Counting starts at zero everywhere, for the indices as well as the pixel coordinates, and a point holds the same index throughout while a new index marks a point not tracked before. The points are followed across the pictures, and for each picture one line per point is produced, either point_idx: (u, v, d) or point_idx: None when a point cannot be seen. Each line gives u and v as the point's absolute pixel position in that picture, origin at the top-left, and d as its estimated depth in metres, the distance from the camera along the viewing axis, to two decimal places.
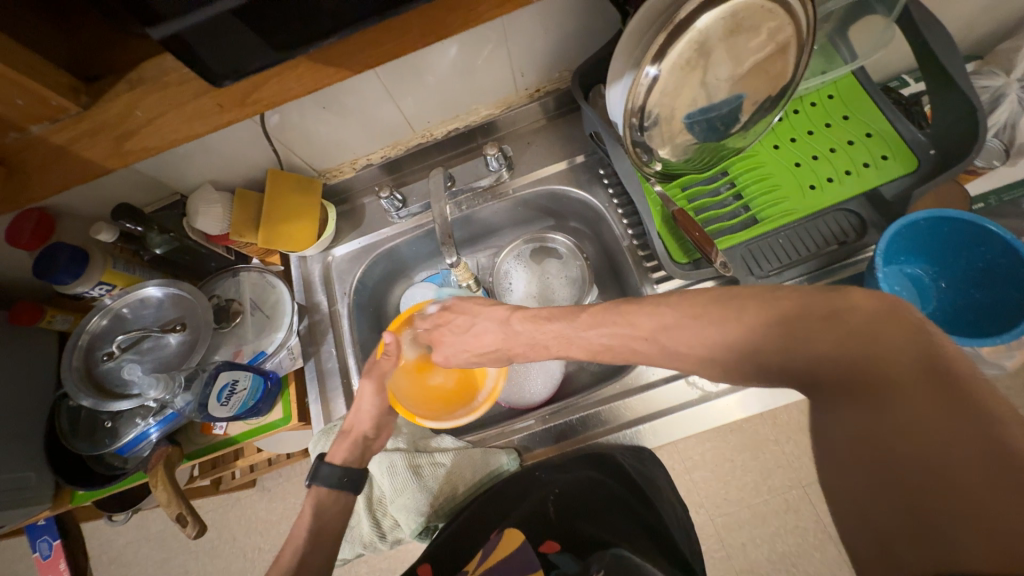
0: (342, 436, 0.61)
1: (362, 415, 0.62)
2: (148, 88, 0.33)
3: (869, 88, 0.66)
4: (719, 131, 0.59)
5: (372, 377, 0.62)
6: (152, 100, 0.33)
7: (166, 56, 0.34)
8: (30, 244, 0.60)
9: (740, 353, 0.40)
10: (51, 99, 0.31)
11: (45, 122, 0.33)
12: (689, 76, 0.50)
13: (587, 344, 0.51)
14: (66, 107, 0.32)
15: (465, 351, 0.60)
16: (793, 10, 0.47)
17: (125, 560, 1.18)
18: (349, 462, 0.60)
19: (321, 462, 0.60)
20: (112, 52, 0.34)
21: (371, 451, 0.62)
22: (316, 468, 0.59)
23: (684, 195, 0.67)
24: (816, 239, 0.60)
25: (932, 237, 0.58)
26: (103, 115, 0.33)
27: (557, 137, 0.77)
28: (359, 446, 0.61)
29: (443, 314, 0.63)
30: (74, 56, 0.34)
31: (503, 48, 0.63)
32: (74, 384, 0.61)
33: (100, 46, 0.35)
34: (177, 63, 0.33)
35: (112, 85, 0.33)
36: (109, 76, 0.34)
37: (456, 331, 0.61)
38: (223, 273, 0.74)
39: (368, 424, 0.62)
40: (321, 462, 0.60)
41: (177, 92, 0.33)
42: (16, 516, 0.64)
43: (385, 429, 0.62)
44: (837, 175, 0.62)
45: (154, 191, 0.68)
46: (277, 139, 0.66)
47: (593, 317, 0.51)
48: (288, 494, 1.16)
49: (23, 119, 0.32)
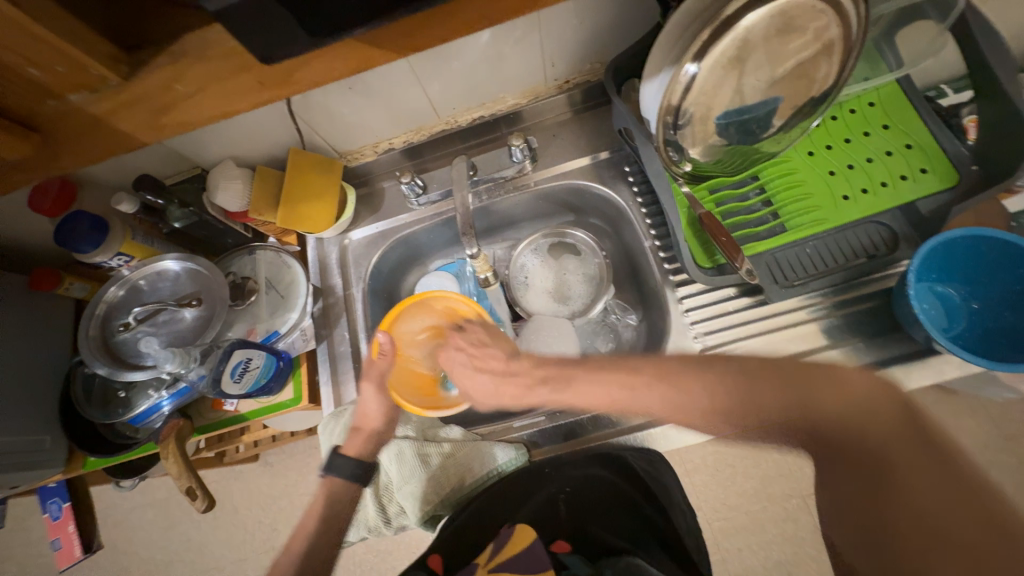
0: (354, 433, 0.62)
1: (370, 415, 0.62)
2: (190, 62, 0.31)
3: (913, 97, 0.63)
4: (753, 133, 0.57)
5: (372, 378, 0.62)
6: (194, 73, 0.32)
7: (207, 24, 0.31)
8: (52, 210, 0.61)
9: None
10: (92, 69, 0.30)
11: (84, 92, 0.32)
12: (729, 77, 0.48)
13: None
14: (107, 77, 0.31)
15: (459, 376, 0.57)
16: (842, 10, 0.45)
17: (129, 524, 1.20)
18: (363, 454, 0.62)
19: (334, 454, 0.61)
20: (150, 19, 0.33)
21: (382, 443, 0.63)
22: (330, 459, 0.61)
23: (711, 198, 0.65)
24: (845, 252, 0.59)
25: (966, 256, 0.56)
26: (142, 87, 0.32)
27: (584, 131, 0.75)
28: (372, 440, 0.63)
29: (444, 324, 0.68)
30: (112, 24, 0.33)
31: (535, 36, 0.61)
32: (91, 351, 0.61)
33: (139, 12, 0.33)
34: (220, 35, 0.31)
35: (154, 57, 0.32)
36: (150, 45, 0.32)
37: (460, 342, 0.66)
38: (240, 250, 0.74)
39: (378, 421, 0.62)
40: (333, 454, 0.61)
41: (219, 67, 0.32)
42: (29, 478, 0.65)
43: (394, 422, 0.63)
44: (871, 186, 0.60)
45: (175, 164, 0.68)
46: (301, 118, 0.65)
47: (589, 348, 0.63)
48: (290, 470, 1.18)
49: (60, 87, 0.31)
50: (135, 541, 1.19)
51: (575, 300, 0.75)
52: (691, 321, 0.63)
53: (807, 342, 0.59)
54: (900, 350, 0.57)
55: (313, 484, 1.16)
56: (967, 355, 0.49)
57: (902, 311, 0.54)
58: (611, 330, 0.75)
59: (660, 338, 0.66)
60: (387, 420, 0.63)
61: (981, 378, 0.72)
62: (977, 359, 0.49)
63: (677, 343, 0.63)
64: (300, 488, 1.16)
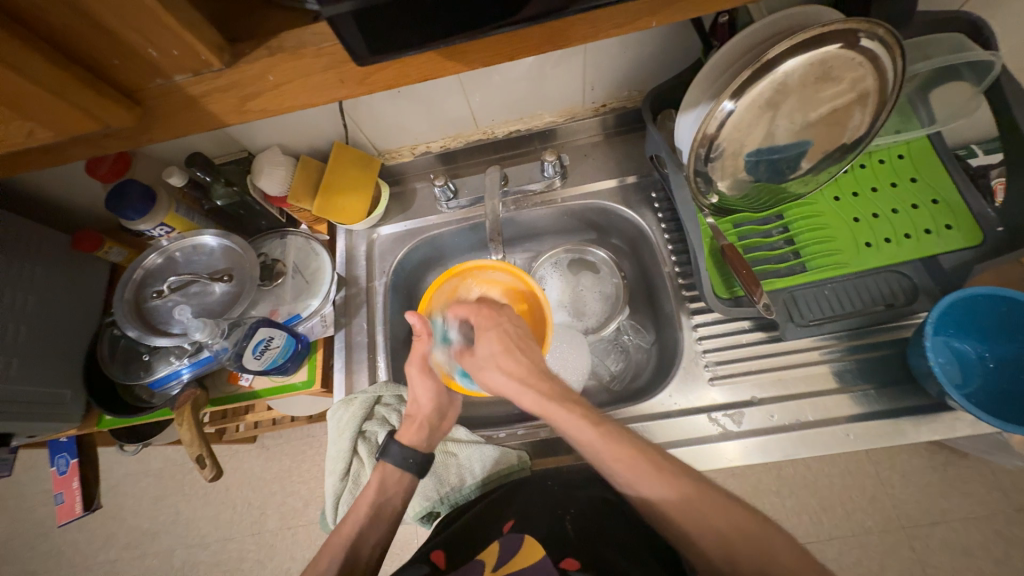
0: (408, 420, 0.62)
1: (421, 400, 0.62)
2: (285, 57, 0.33)
3: (944, 154, 0.64)
4: (782, 173, 0.58)
5: (417, 365, 0.62)
6: (284, 69, 0.33)
7: (306, 27, 0.33)
8: (105, 176, 0.64)
9: None
10: (200, 55, 0.31)
11: (188, 74, 0.33)
12: (764, 116, 0.50)
13: None
14: (210, 63, 0.32)
15: (489, 381, 0.56)
16: (880, 63, 0.47)
17: (123, 490, 1.22)
18: (418, 443, 0.61)
19: (390, 440, 0.60)
20: (253, 18, 0.35)
21: (439, 428, 0.63)
22: (385, 445, 0.60)
23: (735, 231, 0.66)
24: (863, 298, 0.60)
25: (987, 315, 0.56)
26: (240, 75, 0.33)
27: (615, 154, 0.77)
28: (427, 427, 0.62)
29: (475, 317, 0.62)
30: (217, 18, 0.35)
31: (580, 60, 0.64)
32: (123, 313, 0.64)
33: (242, 11, 0.35)
34: (317, 37, 0.32)
35: (253, 49, 0.33)
36: (250, 40, 0.34)
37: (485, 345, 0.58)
38: (272, 234, 0.76)
39: (431, 408, 0.62)
40: (389, 440, 0.60)
41: (307, 64, 0.33)
42: (47, 430, 0.67)
43: (446, 409, 0.63)
44: (895, 237, 0.61)
45: (225, 146, 0.71)
46: (349, 116, 0.69)
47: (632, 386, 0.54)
48: (286, 456, 1.19)
49: (169, 68, 0.32)
50: (127, 507, 1.20)
51: (589, 317, 0.76)
52: (704, 350, 0.64)
53: (817, 383, 0.60)
54: (911, 401, 0.57)
55: (308, 472, 1.17)
56: (980, 416, 0.49)
57: (918, 367, 0.55)
58: (623, 350, 0.76)
59: (671, 362, 0.67)
60: (436, 404, 0.63)
61: (993, 441, 0.71)
62: (992, 420, 0.49)
63: (689, 369, 0.63)
64: (294, 474, 1.18)
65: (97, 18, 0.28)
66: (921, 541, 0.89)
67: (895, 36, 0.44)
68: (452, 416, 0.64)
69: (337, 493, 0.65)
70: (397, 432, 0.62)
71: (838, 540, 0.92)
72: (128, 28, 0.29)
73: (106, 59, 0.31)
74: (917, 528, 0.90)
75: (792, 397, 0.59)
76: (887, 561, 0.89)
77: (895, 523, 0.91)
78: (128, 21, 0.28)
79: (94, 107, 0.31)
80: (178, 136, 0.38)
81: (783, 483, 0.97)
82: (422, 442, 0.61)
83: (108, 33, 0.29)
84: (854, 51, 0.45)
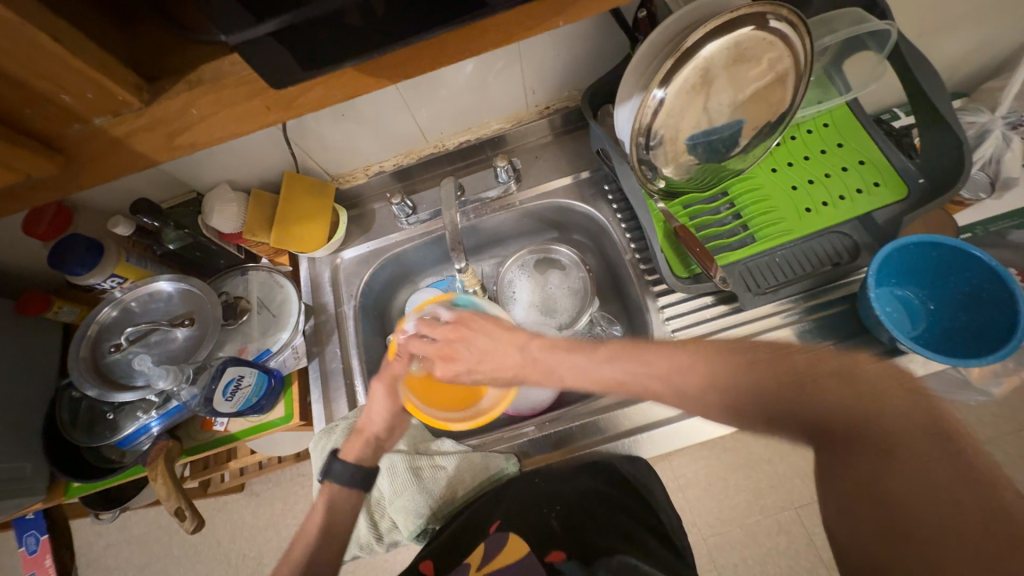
0: (357, 436, 0.62)
1: (375, 416, 0.63)
2: (207, 89, 0.33)
3: (863, 119, 0.69)
4: (720, 152, 0.61)
5: (383, 379, 0.64)
6: (209, 101, 0.33)
7: (227, 59, 0.33)
8: (46, 233, 0.62)
9: None
10: (117, 94, 0.31)
11: (107, 116, 0.33)
12: (693, 101, 0.53)
13: (602, 377, 0.59)
14: (129, 102, 0.32)
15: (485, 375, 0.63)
16: (790, 42, 0.50)
17: (105, 563, 1.15)
18: (362, 459, 0.62)
19: (333, 458, 0.61)
20: (173, 54, 0.35)
21: (383, 449, 0.64)
22: (329, 465, 0.61)
23: (686, 213, 0.69)
24: (810, 260, 0.63)
25: (919, 261, 0.61)
26: (162, 111, 0.33)
27: (564, 153, 0.80)
28: (373, 444, 0.62)
29: (456, 329, 0.64)
30: (137, 58, 0.35)
31: (516, 67, 0.66)
32: (80, 373, 0.61)
33: (161, 49, 0.35)
34: (237, 67, 0.33)
35: (174, 85, 0.33)
36: (170, 76, 0.34)
37: (474, 348, 0.63)
38: (232, 272, 0.75)
39: (381, 425, 0.63)
40: (332, 458, 0.61)
41: (232, 94, 0.33)
42: (8, 507, 0.63)
43: (398, 428, 0.64)
44: (831, 200, 0.65)
45: (171, 188, 0.70)
46: (296, 144, 0.69)
47: (611, 351, 0.59)
48: (277, 500, 1.15)
49: (88, 111, 0.32)
50: None
51: (561, 313, 0.78)
52: (673, 329, 0.66)
53: None
54: (869, 350, 0.60)
55: (302, 513, 1.13)
56: (927, 354, 0.52)
57: (867, 316, 0.58)
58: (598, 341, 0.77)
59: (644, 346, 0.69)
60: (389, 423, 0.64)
61: (951, 380, 0.76)
62: (938, 356, 0.52)
63: None
64: (287, 518, 1.14)
65: (6, 69, 0.28)
66: None
67: (797, 14, 0.48)
68: (403, 430, 0.65)
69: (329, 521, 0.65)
70: (341, 449, 0.63)
71: None
72: (39, 75, 0.29)
73: (18, 108, 0.30)
74: None
75: None
76: None
77: None
78: (37, 68, 0.28)
79: (13, 158, 0.31)
80: (109, 181, 0.37)
81: None
82: (368, 459, 0.62)
83: (16, 82, 0.28)
84: (765, 31, 0.48)
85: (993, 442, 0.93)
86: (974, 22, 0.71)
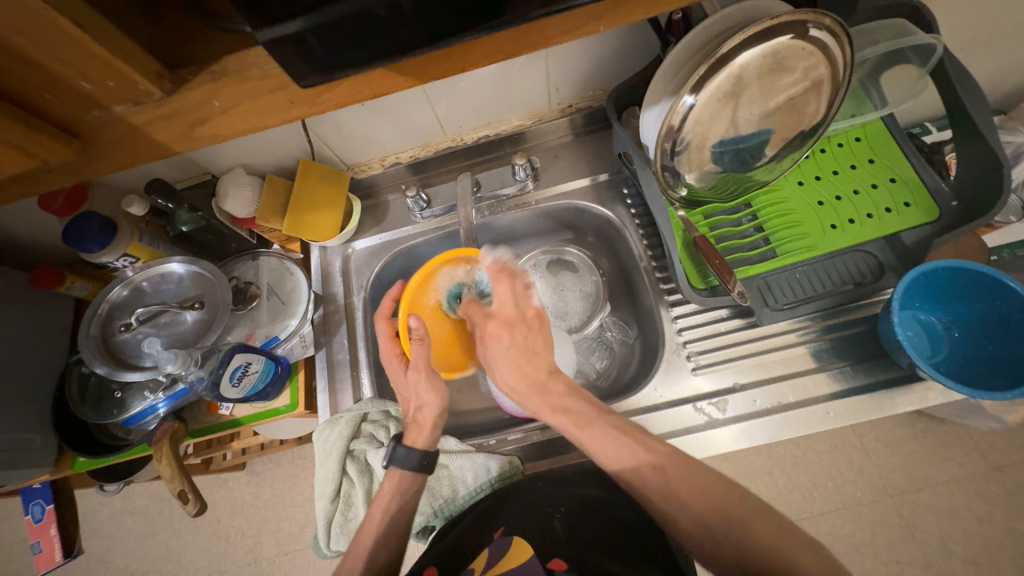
0: (416, 426, 0.61)
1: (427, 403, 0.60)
2: (230, 81, 0.32)
3: (897, 135, 0.67)
4: (746, 162, 0.60)
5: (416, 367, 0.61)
6: (231, 93, 0.33)
7: (250, 49, 0.32)
8: (61, 210, 0.62)
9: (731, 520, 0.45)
10: (138, 84, 0.31)
11: (127, 104, 0.32)
12: (723, 109, 0.51)
13: None
14: (150, 91, 0.31)
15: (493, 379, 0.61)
16: (830, 51, 0.48)
17: (108, 532, 1.17)
18: (429, 446, 0.60)
19: (398, 445, 0.60)
20: (193, 42, 0.34)
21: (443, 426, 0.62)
22: (393, 451, 0.59)
23: (706, 223, 0.67)
24: (833, 278, 0.62)
25: (948, 287, 0.59)
26: (183, 103, 0.32)
27: (584, 153, 0.78)
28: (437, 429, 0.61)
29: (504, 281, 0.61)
30: (159, 43, 0.34)
31: (541, 63, 0.64)
32: (90, 351, 0.61)
33: (183, 35, 0.34)
34: (261, 60, 0.32)
35: (195, 74, 0.32)
36: (191, 64, 0.33)
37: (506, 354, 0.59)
38: (243, 256, 0.75)
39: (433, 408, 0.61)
40: (397, 445, 0.60)
41: (254, 86, 0.32)
42: (17, 477, 0.64)
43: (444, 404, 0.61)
44: (858, 217, 0.63)
45: (187, 169, 0.69)
46: (313, 131, 0.68)
47: None
48: (277, 481, 1.17)
49: (107, 98, 0.31)
50: (113, 550, 1.16)
51: (572, 316, 0.77)
52: (685, 341, 0.65)
53: (797, 364, 0.61)
54: (884, 375, 0.59)
55: (301, 495, 1.14)
56: (947, 384, 0.51)
57: (888, 338, 0.56)
58: (607, 347, 0.76)
59: (654, 355, 0.68)
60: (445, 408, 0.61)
61: (966, 405, 0.74)
62: (959, 387, 0.50)
63: (671, 361, 0.64)
64: (286, 499, 1.15)
65: (26, 53, 0.27)
66: (909, 507, 0.92)
67: (840, 24, 0.45)
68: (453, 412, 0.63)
69: (328, 515, 0.64)
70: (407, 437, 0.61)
71: (832, 514, 0.94)
72: (59, 61, 0.28)
73: (38, 94, 0.30)
74: (904, 496, 0.93)
75: (773, 380, 0.60)
76: (879, 530, 0.92)
77: (883, 492, 0.93)
78: (58, 54, 0.27)
79: (32, 144, 0.30)
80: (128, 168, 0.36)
81: (775, 464, 0.99)
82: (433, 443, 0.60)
83: (36, 67, 0.28)
84: (806, 41, 0.46)
85: (1003, 469, 0.91)
86: (1021, 38, 0.68)
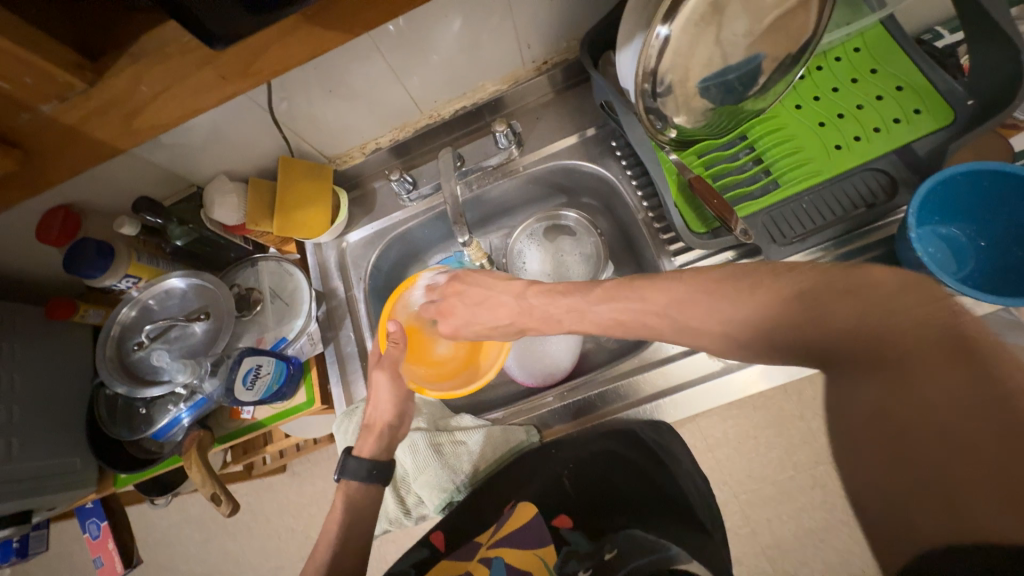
0: (367, 431, 0.62)
1: (381, 407, 0.62)
2: (152, 61, 0.37)
3: (899, 38, 0.61)
4: (737, 92, 0.56)
5: (384, 366, 0.63)
6: (157, 74, 0.38)
7: (166, 25, 0.37)
8: (58, 240, 0.62)
9: (767, 329, 0.43)
10: (62, 78, 0.36)
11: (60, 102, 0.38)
12: (702, 34, 0.48)
13: (603, 320, 0.56)
14: (75, 83, 0.37)
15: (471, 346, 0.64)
16: None
17: (168, 542, 1.24)
18: (377, 454, 0.61)
19: (349, 456, 0.60)
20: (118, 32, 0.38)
21: (398, 439, 0.62)
22: (345, 462, 0.60)
23: (701, 162, 0.64)
24: (844, 203, 0.58)
25: (967, 194, 0.54)
26: (109, 92, 0.38)
27: (567, 111, 0.75)
28: (386, 436, 0.61)
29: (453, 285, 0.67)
30: None
31: (508, 20, 0.61)
32: (109, 372, 0.64)
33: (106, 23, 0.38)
34: (178, 32, 0.37)
35: (115, 61, 0.37)
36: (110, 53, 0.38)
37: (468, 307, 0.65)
38: (242, 263, 0.75)
39: (389, 413, 0.62)
40: (349, 456, 0.60)
41: (179, 62, 0.37)
42: (64, 498, 0.68)
43: (406, 414, 0.62)
44: (864, 133, 0.59)
45: (172, 183, 0.70)
46: (287, 128, 0.67)
47: None
48: (316, 478, 1.20)
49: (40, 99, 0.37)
50: (176, 557, 1.23)
51: (575, 280, 0.75)
52: None
53: None
54: None
55: None
56: (975, 295, 0.47)
57: (909, 260, 0.53)
58: None
59: None
60: (397, 417, 0.62)
61: None
62: (987, 297, 0.47)
63: None
64: (327, 495, 1.19)
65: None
66: None
67: None
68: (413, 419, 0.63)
69: None
70: (357, 446, 0.62)
71: None
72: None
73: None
74: None
75: None
76: None
77: None
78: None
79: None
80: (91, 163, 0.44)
81: None
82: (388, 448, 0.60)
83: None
84: None
85: None
86: None
